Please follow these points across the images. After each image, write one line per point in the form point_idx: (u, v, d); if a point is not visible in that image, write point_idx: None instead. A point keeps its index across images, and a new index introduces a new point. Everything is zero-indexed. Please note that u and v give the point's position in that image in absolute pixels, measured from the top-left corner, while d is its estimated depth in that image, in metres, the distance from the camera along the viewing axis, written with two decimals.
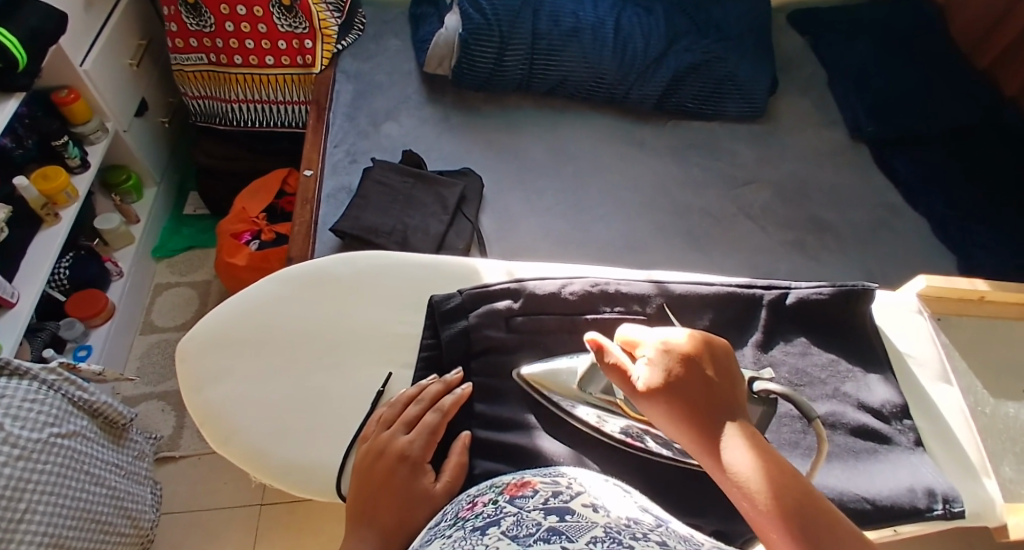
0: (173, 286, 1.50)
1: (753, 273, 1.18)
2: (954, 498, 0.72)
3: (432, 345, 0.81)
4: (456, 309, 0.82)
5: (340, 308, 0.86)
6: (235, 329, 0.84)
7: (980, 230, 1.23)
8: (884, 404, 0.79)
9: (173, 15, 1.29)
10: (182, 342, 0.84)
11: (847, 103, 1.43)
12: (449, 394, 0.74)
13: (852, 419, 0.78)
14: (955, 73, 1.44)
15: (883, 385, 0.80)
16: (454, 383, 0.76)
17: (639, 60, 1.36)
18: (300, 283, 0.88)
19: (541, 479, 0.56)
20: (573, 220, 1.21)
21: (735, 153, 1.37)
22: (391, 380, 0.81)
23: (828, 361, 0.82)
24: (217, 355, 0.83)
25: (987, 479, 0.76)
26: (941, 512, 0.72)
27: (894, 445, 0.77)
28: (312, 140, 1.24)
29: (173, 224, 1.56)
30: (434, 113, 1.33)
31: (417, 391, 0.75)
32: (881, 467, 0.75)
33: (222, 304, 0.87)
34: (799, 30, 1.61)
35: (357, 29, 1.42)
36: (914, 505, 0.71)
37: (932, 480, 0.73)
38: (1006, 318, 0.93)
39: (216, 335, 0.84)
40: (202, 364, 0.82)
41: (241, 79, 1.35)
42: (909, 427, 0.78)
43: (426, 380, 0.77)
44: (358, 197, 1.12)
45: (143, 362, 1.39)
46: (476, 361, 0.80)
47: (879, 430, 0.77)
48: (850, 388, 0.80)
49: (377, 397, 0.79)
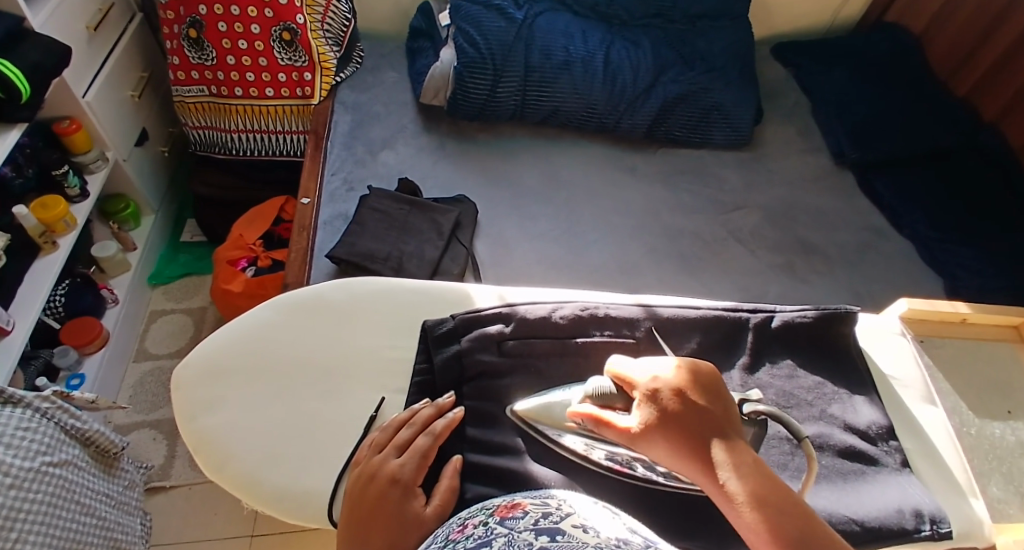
0: (168, 312, 1.51)
1: (742, 297, 1.20)
2: (941, 518, 0.73)
3: (425, 370, 0.82)
4: (448, 334, 0.84)
5: (334, 334, 0.87)
6: (230, 356, 0.85)
7: (965, 254, 1.26)
8: (870, 425, 0.80)
9: (176, 49, 1.32)
10: (177, 370, 0.85)
11: (831, 132, 1.47)
12: (440, 418, 0.76)
13: (839, 440, 0.79)
14: (936, 101, 1.48)
15: (868, 407, 0.82)
16: (446, 407, 0.77)
17: (629, 91, 1.39)
18: (295, 310, 0.89)
19: (532, 501, 0.57)
20: (565, 245, 1.23)
21: (724, 180, 1.40)
22: (384, 405, 0.81)
23: (814, 384, 0.83)
24: (211, 384, 0.83)
25: (975, 500, 0.78)
26: (929, 532, 0.72)
27: (880, 466, 0.78)
28: (310, 168, 1.27)
29: (169, 252, 1.57)
30: (430, 142, 1.36)
31: (409, 415, 0.76)
32: (868, 487, 0.76)
33: (216, 332, 0.88)
34: (782, 61, 1.66)
35: (355, 62, 1.46)
36: (902, 525, 0.72)
37: (919, 500, 0.74)
38: (989, 340, 0.95)
39: (211, 363, 0.85)
40: (196, 393, 0.83)
41: (241, 110, 1.37)
42: (895, 448, 0.79)
43: (418, 404, 0.78)
44: (355, 224, 1.13)
45: (136, 391, 1.39)
46: (468, 386, 0.81)
47: (866, 451, 0.78)
48: (836, 409, 0.81)
49: (370, 421, 0.80)
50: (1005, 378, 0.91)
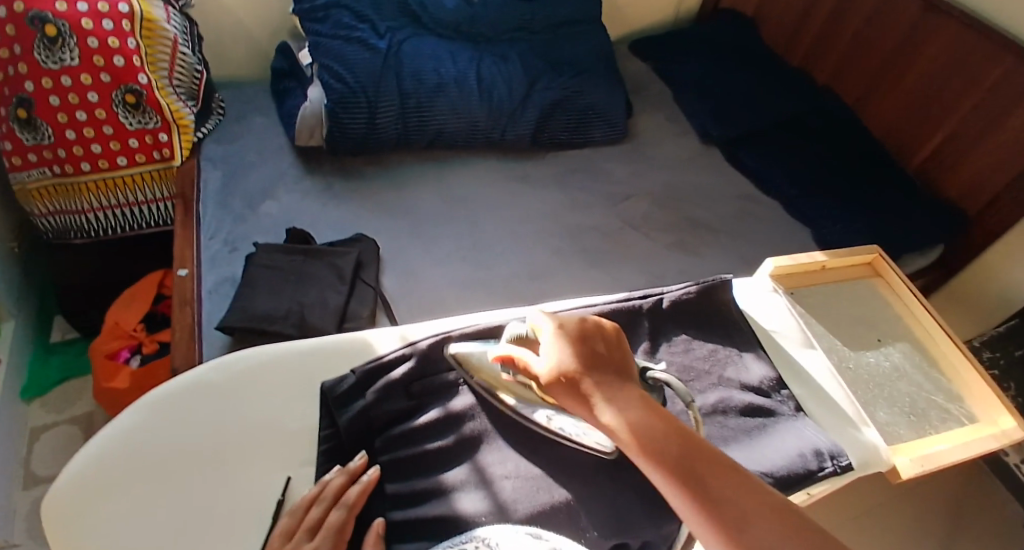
0: (52, 426, 1.33)
1: (652, 280, 1.23)
2: (839, 453, 0.77)
3: (330, 435, 0.75)
4: (351, 390, 0.77)
5: (230, 416, 0.76)
6: (110, 469, 0.71)
7: (837, 201, 1.36)
8: (762, 380, 0.83)
9: (4, 132, 1.15)
10: (42, 502, 0.69)
11: (695, 112, 1.56)
12: (353, 485, 0.70)
13: (739, 400, 0.80)
14: (779, 69, 1.61)
15: (758, 363, 0.85)
16: (358, 470, 0.72)
17: (506, 102, 1.40)
18: (176, 401, 0.76)
19: None
20: (473, 264, 1.21)
21: (611, 173, 1.44)
22: (291, 484, 0.72)
23: (709, 352, 0.85)
24: (91, 511, 0.68)
25: (867, 428, 0.82)
26: (831, 469, 0.75)
27: (780, 416, 0.81)
28: (182, 235, 1.16)
29: (39, 356, 1.40)
30: (315, 185, 1.29)
31: (320, 489, 0.69)
32: (772, 438, 0.78)
33: (84, 446, 0.73)
34: (637, 54, 1.74)
35: (216, 114, 1.37)
36: (807, 468, 0.75)
37: (817, 440, 0.78)
38: (847, 280, 1.04)
39: (85, 485, 0.70)
40: (73, 525, 0.67)
41: (93, 186, 1.23)
42: (788, 396, 0.84)
43: (329, 473, 0.72)
44: (246, 285, 1.05)
45: (32, 521, 1.21)
46: (379, 439, 0.76)
47: (764, 404, 0.81)
48: (731, 372, 0.84)
49: (278, 507, 0.70)
50: (867, 311, 1.00)
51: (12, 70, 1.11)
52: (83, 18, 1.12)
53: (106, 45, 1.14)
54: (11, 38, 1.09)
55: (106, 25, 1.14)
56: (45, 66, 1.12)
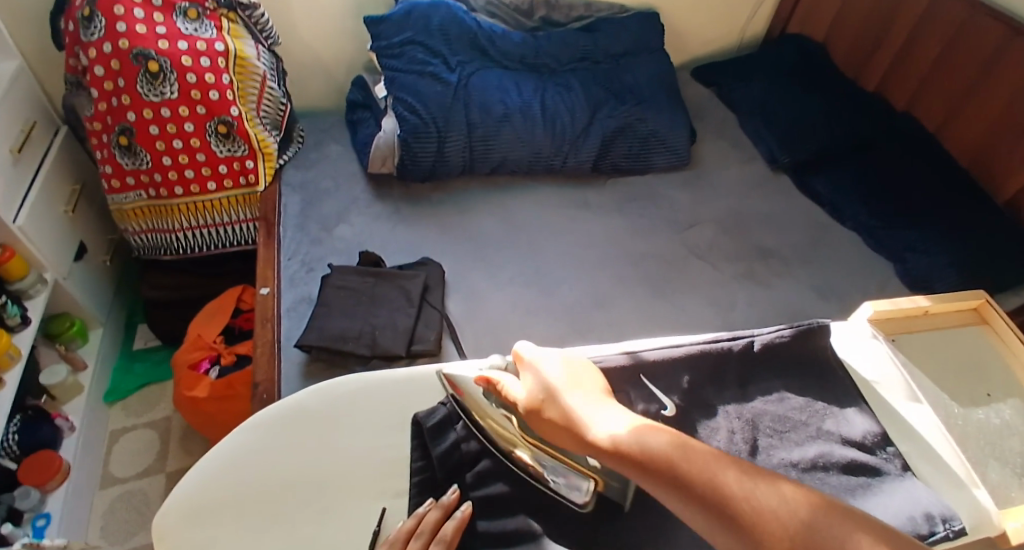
0: (130, 429, 1.41)
1: (715, 309, 1.24)
2: (951, 517, 0.77)
3: (423, 468, 0.78)
4: (443, 423, 0.80)
5: (322, 447, 0.81)
6: (213, 493, 0.77)
7: (907, 234, 1.34)
8: (865, 435, 0.86)
9: (107, 157, 1.25)
10: (155, 521, 0.75)
11: (761, 141, 1.56)
12: (448, 520, 0.72)
13: (840, 455, 0.84)
14: (849, 98, 1.60)
15: (860, 417, 0.88)
16: (452, 505, 0.74)
17: (569, 131, 1.43)
18: (273, 428, 0.83)
19: None
20: (538, 289, 1.23)
21: (672, 200, 1.45)
22: (386, 515, 0.76)
23: (804, 404, 0.89)
24: (198, 525, 0.75)
25: (977, 490, 0.82)
26: (943, 532, 0.76)
27: (886, 475, 0.83)
28: (265, 256, 1.23)
29: (124, 362, 1.49)
30: (387, 209, 1.35)
31: (415, 522, 0.72)
32: (879, 498, 0.80)
33: (191, 469, 0.79)
34: (702, 81, 1.75)
35: (296, 142, 1.45)
36: (918, 530, 0.76)
37: (928, 503, 0.78)
38: (951, 326, 1.03)
39: (191, 505, 0.76)
40: (183, 539, 0.74)
41: (183, 208, 1.32)
42: (893, 454, 0.85)
43: (422, 506, 0.75)
44: (322, 305, 1.11)
45: (108, 521, 1.27)
46: (470, 473, 0.78)
47: (868, 462, 0.84)
48: (831, 425, 0.87)
49: (374, 537, 0.74)
50: (973, 361, 0.99)
51: (116, 101, 1.21)
52: (183, 55, 1.22)
53: (203, 80, 1.24)
54: (116, 72, 1.19)
55: (204, 62, 1.24)
56: (147, 98, 1.21)
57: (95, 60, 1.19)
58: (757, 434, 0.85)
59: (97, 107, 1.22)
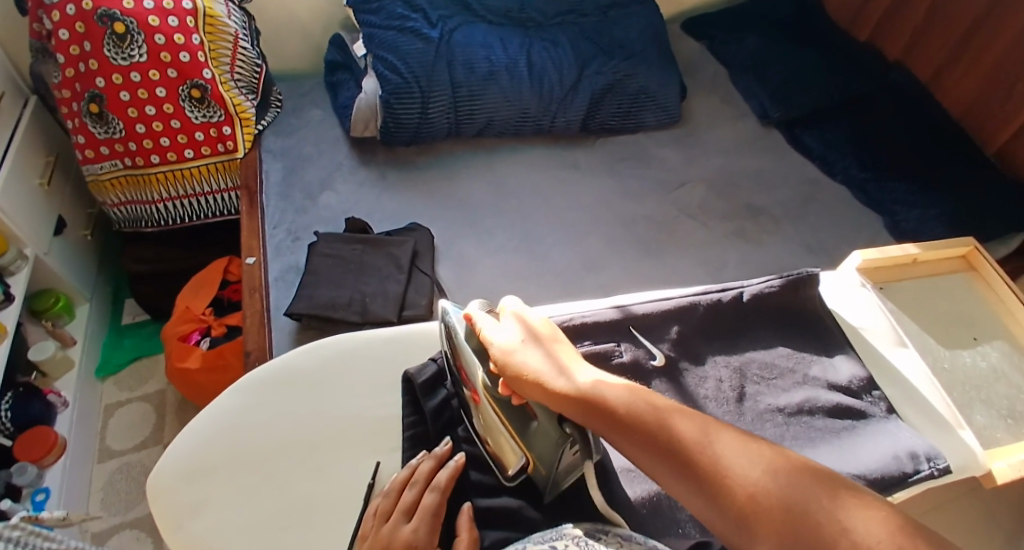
0: (125, 403, 1.40)
1: (706, 268, 1.23)
2: (936, 456, 0.79)
3: (415, 422, 0.82)
4: (435, 378, 0.83)
5: (314, 404, 0.84)
6: (211, 450, 0.80)
7: (898, 188, 1.33)
8: (851, 380, 0.87)
9: (79, 127, 1.22)
10: (152, 480, 0.79)
11: (753, 95, 1.53)
12: (441, 469, 0.75)
13: (826, 400, 0.85)
14: (840, 49, 1.57)
15: (847, 363, 0.88)
16: (444, 455, 0.76)
17: (557, 88, 1.40)
18: (267, 386, 0.85)
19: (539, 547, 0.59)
20: (528, 253, 1.22)
21: (663, 159, 1.43)
22: (380, 468, 0.79)
23: (790, 353, 0.89)
24: (197, 485, 0.78)
25: (963, 431, 0.82)
26: (927, 471, 0.77)
27: (871, 417, 0.84)
28: (248, 225, 1.21)
29: (113, 336, 1.48)
30: (371, 175, 1.32)
31: (409, 472, 0.75)
32: (862, 440, 0.81)
33: (187, 426, 0.83)
34: (692, 35, 1.71)
35: (274, 107, 1.41)
36: (902, 470, 0.77)
37: (913, 443, 0.80)
38: (942, 274, 1.03)
39: (188, 463, 0.80)
40: (182, 499, 0.77)
41: (162, 177, 1.29)
42: (879, 397, 0.86)
43: (415, 458, 0.77)
44: (310, 274, 1.09)
45: (107, 493, 1.28)
46: (462, 427, 0.82)
47: (854, 406, 0.84)
48: (817, 371, 0.88)
49: (369, 490, 0.77)
50: (962, 307, 1.00)
51: (84, 66, 1.17)
52: (150, 15, 1.18)
53: (172, 41, 1.19)
54: (82, 36, 1.15)
55: (172, 22, 1.20)
56: (115, 62, 1.17)
57: (59, 23, 1.14)
58: (743, 382, 0.86)
59: (65, 73, 1.17)
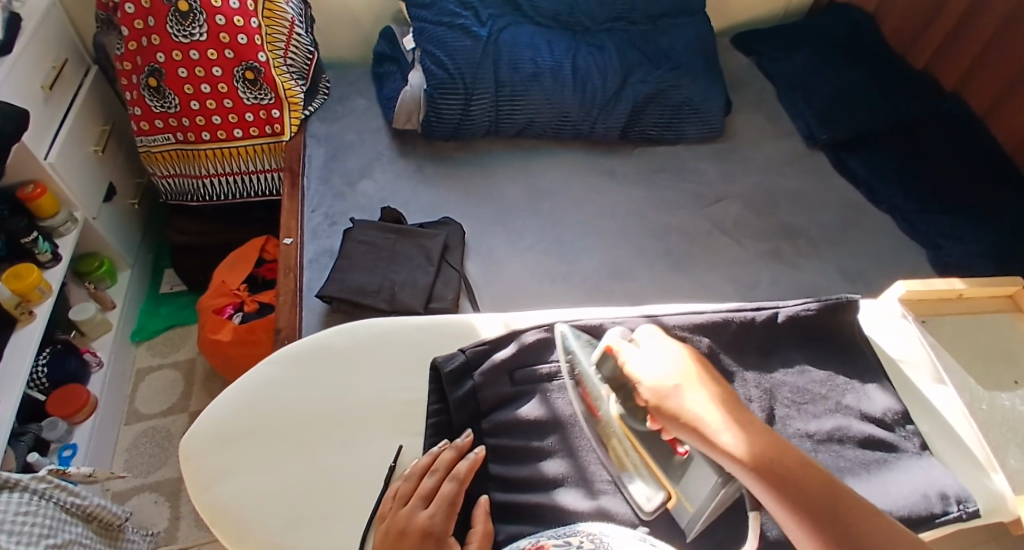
0: (156, 369, 1.45)
1: (736, 286, 1.22)
2: (966, 498, 0.77)
3: (439, 410, 0.82)
4: (460, 369, 0.84)
5: (342, 385, 0.86)
6: (239, 418, 0.83)
7: (943, 220, 1.29)
8: (885, 412, 0.84)
9: (136, 99, 1.26)
10: (184, 440, 0.82)
11: (799, 116, 1.51)
12: (462, 460, 0.75)
13: (858, 430, 0.83)
14: (893, 75, 1.53)
15: (881, 394, 0.86)
16: (465, 447, 0.77)
17: (599, 94, 1.40)
18: (297, 362, 0.88)
19: (555, 541, 0.63)
20: (558, 256, 1.23)
21: (701, 173, 1.42)
22: (402, 453, 0.80)
23: (826, 378, 0.87)
24: (223, 450, 0.80)
25: (995, 475, 0.81)
26: (957, 513, 0.76)
27: (903, 452, 0.82)
28: (288, 208, 1.24)
29: (151, 304, 1.53)
30: (409, 167, 1.34)
31: (430, 459, 0.76)
32: (892, 474, 0.80)
33: (221, 394, 0.85)
34: (742, 50, 1.69)
35: (322, 94, 1.44)
36: (930, 510, 0.75)
37: (944, 483, 0.78)
38: (981, 313, 1.01)
39: (216, 428, 0.82)
40: (208, 462, 0.80)
41: (210, 154, 1.33)
42: (913, 432, 0.84)
43: (437, 447, 0.78)
44: (342, 259, 1.11)
45: (131, 455, 1.33)
46: (485, 421, 0.82)
47: (886, 438, 0.82)
48: (851, 400, 0.86)
49: (390, 472, 0.78)
50: (999, 347, 0.97)
51: (146, 41, 1.21)
52: None
53: (232, 23, 1.23)
54: (147, 11, 1.19)
55: (233, 4, 1.23)
56: (176, 39, 1.21)
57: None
58: (774, 403, 0.85)
59: (128, 46, 1.22)
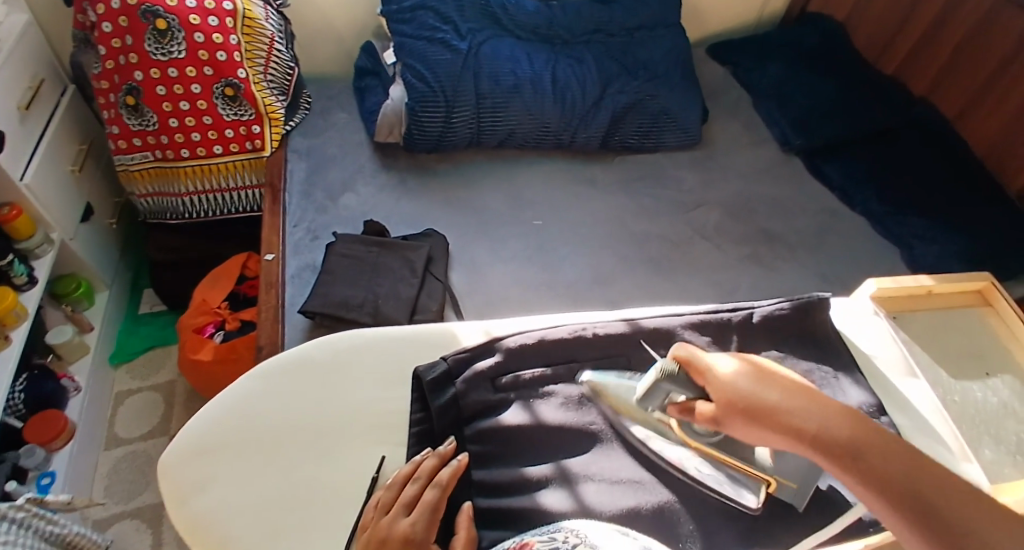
0: (135, 392, 1.42)
1: (719, 290, 1.23)
2: None
3: (422, 419, 0.81)
4: (442, 378, 0.82)
5: (324, 396, 0.85)
6: (218, 433, 0.81)
7: (916, 221, 1.32)
8: (861, 406, 0.85)
9: (114, 117, 1.25)
10: (161, 457, 0.80)
11: (775, 122, 1.53)
12: (444, 467, 0.74)
13: None
14: (865, 81, 1.57)
15: (855, 388, 0.87)
16: (449, 454, 0.76)
17: (580, 104, 1.42)
18: (281, 375, 0.86)
19: (539, 538, 0.65)
20: (542, 265, 1.23)
21: (681, 179, 1.43)
22: (384, 463, 0.79)
23: (803, 374, 0.88)
24: (203, 465, 0.79)
25: (969, 463, 0.82)
26: None
27: None
28: (269, 222, 1.22)
29: (129, 325, 1.50)
30: (391, 180, 1.34)
31: (412, 468, 0.74)
32: None
33: (199, 409, 0.84)
34: (718, 59, 1.72)
35: (304, 108, 1.44)
36: None
37: None
38: (954, 307, 1.02)
39: (196, 442, 0.81)
40: (187, 478, 0.78)
41: (190, 172, 1.31)
42: (889, 424, 0.85)
43: (420, 455, 0.77)
44: (326, 273, 1.11)
45: (111, 480, 1.30)
46: (468, 428, 0.82)
47: None
48: (828, 394, 0.86)
49: (372, 483, 0.78)
50: (976, 340, 0.99)
51: (124, 59, 1.20)
52: (191, 14, 1.21)
53: (211, 40, 1.23)
54: (125, 29, 1.19)
55: (212, 22, 1.23)
56: (155, 58, 1.21)
57: (103, 16, 1.18)
58: None
59: (106, 64, 1.21)
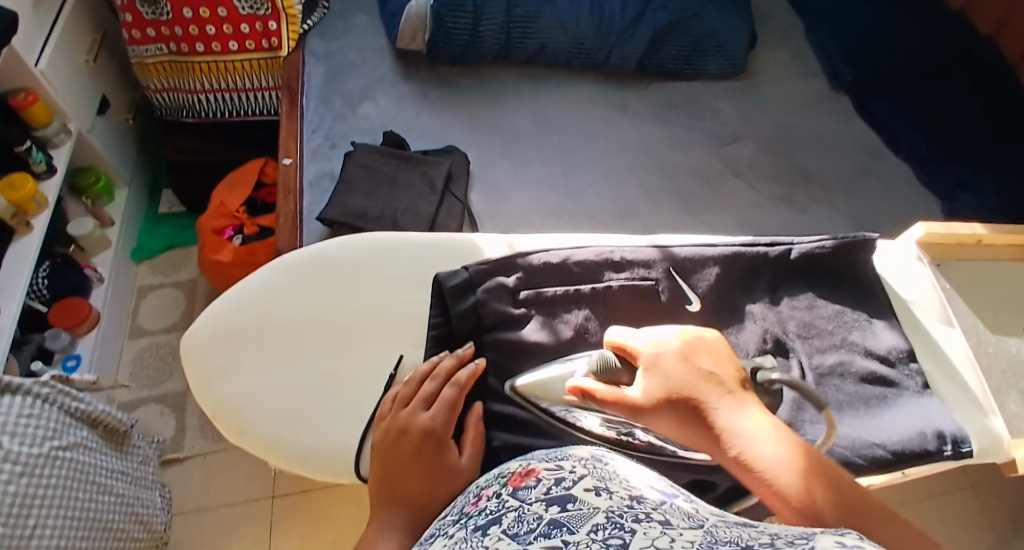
0: (158, 287, 1.45)
1: (745, 229, 1.19)
2: (962, 439, 0.77)
3: (441, 322, 0.81)
4: (463, 285, 0.82)
5: (342, 293, 0.85)
6: (240, 319, 0.83)
7: (963, 170, 1.25)
8: (890, 350, 0.84)
9: (126, 4, 1.21)
10: (186, 336, 0.82)
11: (826, 53, 1.43)
12: (462, 368, 0.76)
13: (860, 367, 0.82)
14: (929, 12, 1.44)
15: (888, 332, 0.85)
16: (466, 356, 0.78)
17: (617, 22, 1.33)
18: (299, 270, 0.86)
19: (546, 466, 0.54)
20: (564, 189, 1.20)
21: (717, 110, 1.36)
22: (402, 362, 0.80)
23: (834, 313, 0.86)
24: (225, 348, 0.81)
25: (994, 417, 0.81)
26: (950, 452, 0.77)
27: (903, 389, 0.82)
28: (287, 127, 1.20)
29: (150, 222, 1.51)
30: (412, 91, 1.29)
31: (430, 366, 0.76)
32: (888, 411, 0.80)
33: (221, 295, 0.85)
34: None
35: (322, 7, 1.37)
36: (925, 447, 0.77)
37: (942, 423, 0.78)
38: (996, 261, 0.99)
39: (219, 325, 0.82)
40: (211, 358, 0.81)
41: (205, 68, 1.29)
42: (916, 371, 0.84)
43: (438, 355, 0.79)
44: (343, 183, 1.08)
45: (135, 368, 1.35)
46: (487, 336, 0.81)
47: (887, 375, 0.82)
48: (857, 336, 0.85)
49: (389, 380, 0.79)
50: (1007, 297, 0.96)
51: None
52: None
53: None
54: None
55: None
56: None
57: None
58: (782, 334, 0.84)
59: None
